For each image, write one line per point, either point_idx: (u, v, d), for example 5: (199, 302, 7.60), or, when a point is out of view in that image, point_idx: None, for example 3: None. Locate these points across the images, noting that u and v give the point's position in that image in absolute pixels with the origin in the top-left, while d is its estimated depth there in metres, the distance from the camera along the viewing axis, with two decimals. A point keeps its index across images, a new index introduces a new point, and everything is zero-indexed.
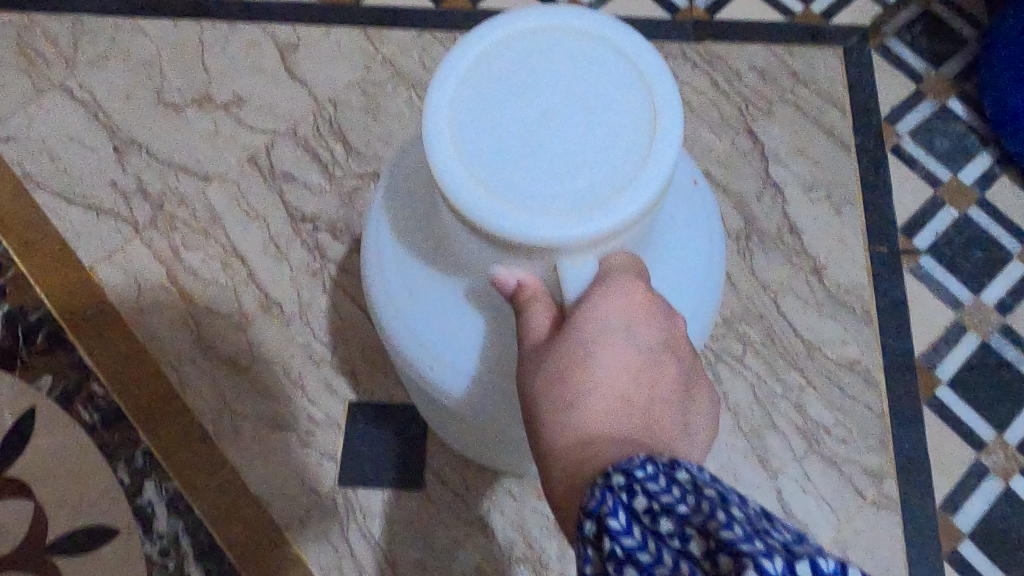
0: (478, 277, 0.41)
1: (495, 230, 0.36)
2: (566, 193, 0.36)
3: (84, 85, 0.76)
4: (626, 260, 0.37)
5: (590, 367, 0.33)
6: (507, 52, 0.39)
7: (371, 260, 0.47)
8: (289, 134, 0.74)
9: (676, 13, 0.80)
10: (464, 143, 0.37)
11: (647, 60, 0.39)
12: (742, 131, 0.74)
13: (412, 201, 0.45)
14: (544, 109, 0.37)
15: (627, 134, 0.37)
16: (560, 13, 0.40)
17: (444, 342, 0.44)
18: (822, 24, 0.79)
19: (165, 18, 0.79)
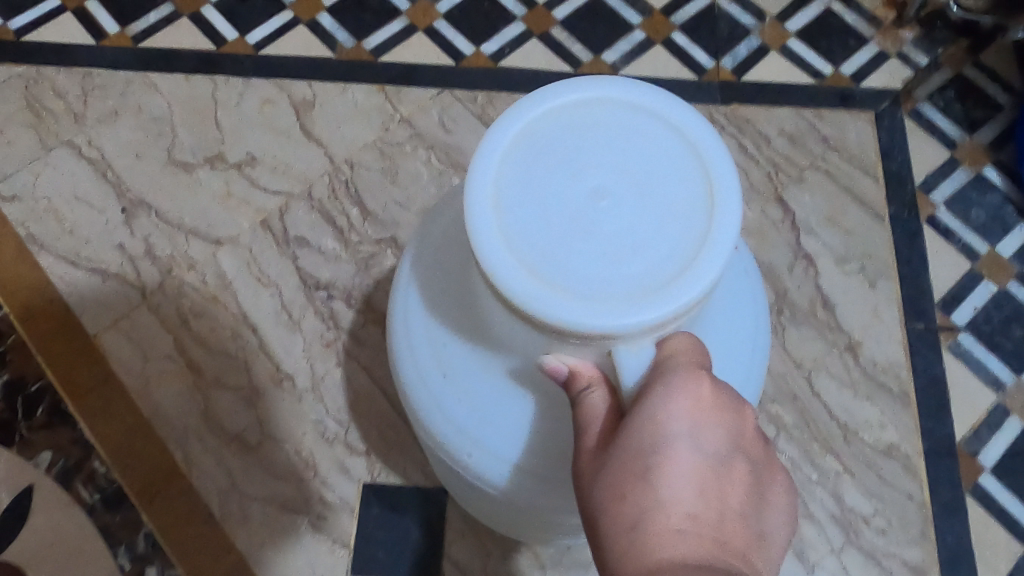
0: (523, 359, 0.39)
1: (551, 321, 0.34)
2: (621, 278, 0.34)
3: (93, 143, 0.74)
4: (685, 343, 0.35)
5: (653, 480, 0.30)
6: (552, 128, 0.37)
7: (400, 337, 0.45)
8: (304, 197, 0.72)
9: (702, 74, 0.78)
10: (510, 225, 0.35)
11: (696, 131, 0.37)
12: (771, 199, 0.72)
13: (445, 275, 0.42)
14: (596, 188, 0.35)
15: (683, 212, 0.35)
16: (606, 86, 0.38)
17: (484, 427, 0.42)
18: (852, 87, 0.77)
19: (178, 73, 0.77)
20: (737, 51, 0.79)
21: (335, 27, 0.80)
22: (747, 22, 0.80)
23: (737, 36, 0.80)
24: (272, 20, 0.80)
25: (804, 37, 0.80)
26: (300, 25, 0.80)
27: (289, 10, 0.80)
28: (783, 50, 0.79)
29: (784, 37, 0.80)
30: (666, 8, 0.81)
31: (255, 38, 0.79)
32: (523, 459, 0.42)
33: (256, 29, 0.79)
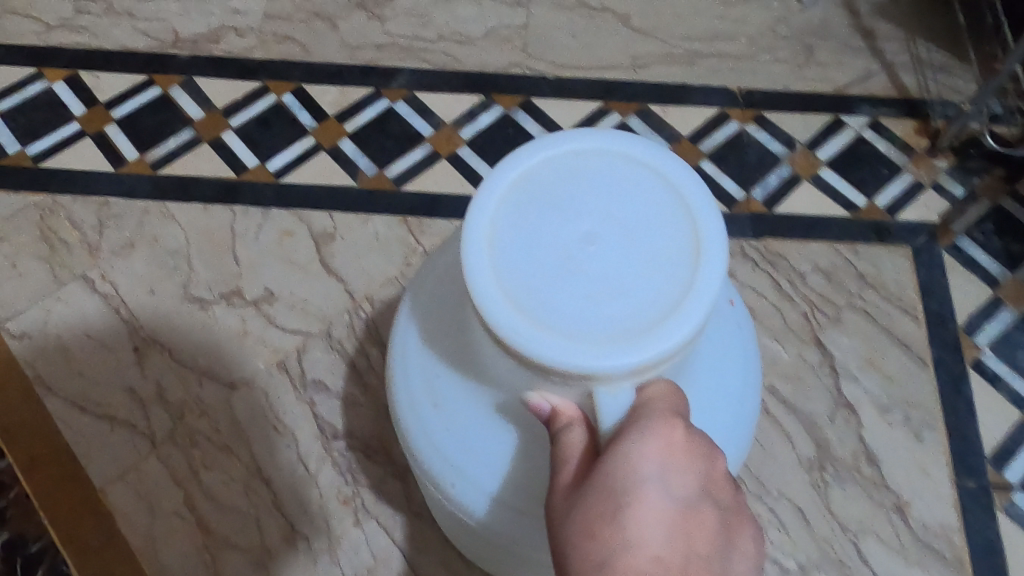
0: (510, 395, 0.40)
1: (535, 357, 0.35)
2: (606, 321, 0.35)
3: (107, 276, 0.72)
4: (664, 389, 0.35)
5: (622, 523, 0.29)
6: (549, 175, 0.38)
7: (396, 367, 0.46)
8: (322, 336, 0.69)
9: (733, 205, 0.76)
10: (504, 264, 0.36)
11: (687, 184, 0.38)
12: (809, 342, 0.69)
13: (441, 311, 0.44)
14: (584, 235, 0.37)
15: (668, 262, 0.36)
16: (606, 138, 0.40)
17: (467, 458, 0.42)
18: (887, 219, 0.75)
19: (196, 202, 0.75)
20: (767, 181, 0.77)
21: (357, 155, 0.78)
22: (777, 150, 0.79)
23: (766, 165, 0.78)
24: (293, 147, 0.79)
25: (835, 166, 0.78)
26: (322, 151, 0.78)
27: (311, 136, 0.79)
28: (814, 179, 0.77)
29: (815, 166, 0.78)
30: (693, 135, 0.80)
31: (275, 165, 0.78)
32: (504, 493, 0.43)
33: (276, 156, 0.78)
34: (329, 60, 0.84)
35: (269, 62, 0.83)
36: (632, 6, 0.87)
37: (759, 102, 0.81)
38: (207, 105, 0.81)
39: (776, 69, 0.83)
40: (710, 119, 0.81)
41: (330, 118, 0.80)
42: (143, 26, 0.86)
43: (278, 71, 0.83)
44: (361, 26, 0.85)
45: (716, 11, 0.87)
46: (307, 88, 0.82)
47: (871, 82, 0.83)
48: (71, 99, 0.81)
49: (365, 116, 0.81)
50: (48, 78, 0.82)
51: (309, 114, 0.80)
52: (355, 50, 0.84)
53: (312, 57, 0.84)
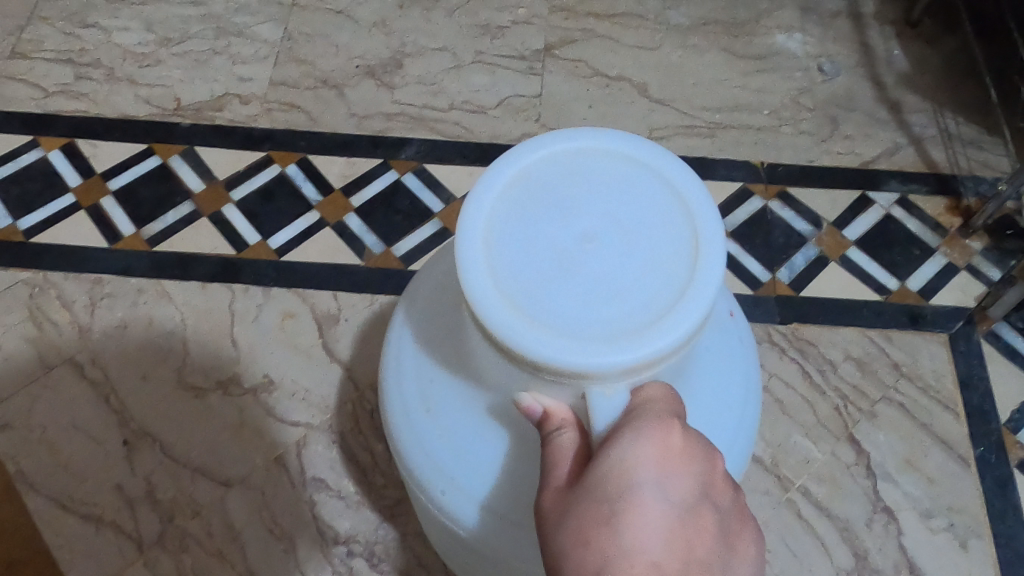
0: (500, 395, 0.38)
1: (527, 355, 0.32)
2: (603, 319, 0.33)
3: (97, 361, 0.68)
4: (660, 393, 0.33)
5: (618, 528, 0.29)
6: (547, 171, 0.37)
7: (393, 372, 0.45)
8: (325, 429, 0.65)
9: (758, 287, 0.72)
10: (497, 260, 0.34)
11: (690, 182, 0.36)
12: (842, 438, 0.65)
13: (437, 313, 0.42)
14: (581, 231, 0.35)
15: (668, 260, 0.34)
16: (608, 135, 0.38)
17: (456, 462, 0.41)
18: (921, 304, 0.72)
19: (194, 281, 0.72)
20: (793, 261, 0.74)
21: (364, 230, 0.75)
22: (802, 228, 0.75)
23: (792, 244, 0.74)
24: (297, 222, 0.75)
25: (864, 245, 0.75)
26: (327, 227, 0.75)
27: (316, 210, 0.76)
28: (842, 260, 0.74)
29: (844, 246, 0.75)
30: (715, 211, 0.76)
31: (278, 241, 0.74)
32: (494, 503, 0.41)
33: (279, 232, 0.75)
34: (336, 129, 0.81)
35: (274, 131, 0.81)
36: (649, 76, 0.85)
37: (783, 177, 0.78)
38: (208, 176, 0.78)
39: (799, 142, 0.80)
40: (732, 195, 0.77)
41: (337, 191, 0.77)
42: (145, 92, 0.83)
43: (282, 141, 0.80)
44: (371, 95, 0.83)
45: (736, 81, 0.84)
46: (313, 158, 0.79)
47: (898, 156, 0.80)
48: (67, 169, 0.78)
49: (373, 189, 0.77)
50: (43, 146, 0.79)
51: (314, 187, 0.77)
52: (364, 119, 0.81)
53: (318, 126, 0.81)
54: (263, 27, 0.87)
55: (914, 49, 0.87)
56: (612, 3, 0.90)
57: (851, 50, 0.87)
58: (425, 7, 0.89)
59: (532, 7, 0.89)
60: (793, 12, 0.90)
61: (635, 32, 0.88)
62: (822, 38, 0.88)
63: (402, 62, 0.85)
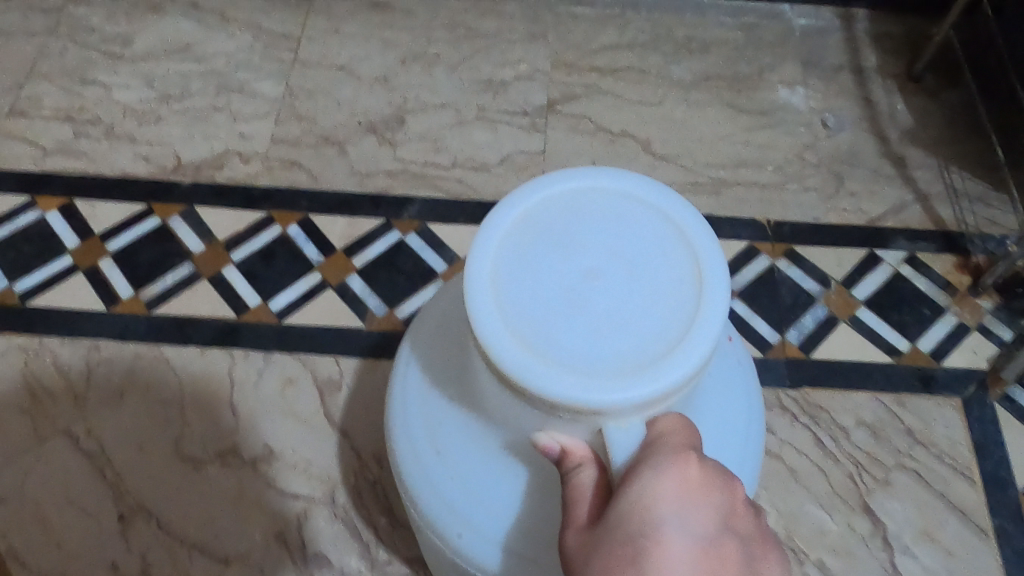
0: (513, 431, 0.38)
1: (546, 394, 0.33)
2: (615, 354, 0.34)
3: (93, 431, 0.66)
4: (675, 423, 0.34)
5: (642, 567, 0.28)
6: (547, 215, 0.38)
7: (397, 413, 0.44)
8: (326, 501, 0.63)
9: (767, 349, 0.71)
10: (506, 302, 0.35)
11: (685, 218, 0.38)
12: (857, 508, 0.63)
13: (445, 351, 0.42)
14: (585, 271, 0.36)
15: (672, 293, 0.36)
16: (600, 178, 0.40)
17: (470, 501, 0.40)
18: (933, 366, 0.70)
19: (193, 346, 0.70)
20: (802, 322, 0.72)
21: (366, 292, 0.74)
22: (811, 288, 0.74)
23: (801, 305, 0.73)
24: (298, 283, 0.74)
25: (873, 305, 0.74)
26: (329, 288, 0.74)
27: (317, 271, 0.75)
28: (852, 321, 0.73)
29: (853, 306, 0.74)
30: None
31: (279, 304, 0.73)
32: (512, 542, 0.40)
33: (280, 294, 0.74)
34: (338, 188, 0.80)
35: (274, 190, 0.80)
36: (653, 132, 0.84)
37: (790, 236, 0.77)
38: (208, 237, 0.77)
39: (805, 199, 0.80)
40: (739, 254, 0.76)
41: (338, 251, 0.76)
42: (145, 151, 0.82)
43: (283, 200, 0.79)
44: (372, 153, 0.82)
45: (740, 137, 0.84)
46: (314, 218, 0.78)
47: (905, 213, 0.79)
48: (64, 230, 0.77)
49: (375, 249, 0.76)
50: (41, 207, 0.78)
51: (316, 247, 0.76)
52: (366, 177, 0.81)
53: (320, 184, 0.80)
54: (265, 84, 0.87)
55: (917, 103, 0.87)
56: (614, 59, 0.90)
57: (854, 104, 0.87)
58: (426, 62, 0.89)
59: (534, 63, 0.89)
60: (794, 66, 0.90)
61: (637, 87, 0.88)
62: (824, 92, 0.88)
63: (404, 118, 0.85)
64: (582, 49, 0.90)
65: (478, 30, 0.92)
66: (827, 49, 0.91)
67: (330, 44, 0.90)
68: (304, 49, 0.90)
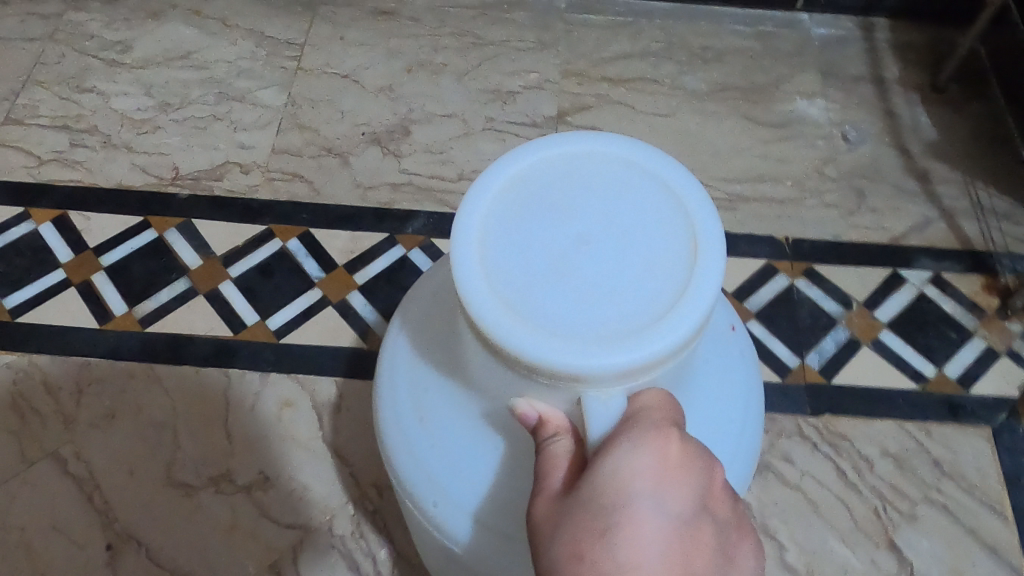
0: (496, 402, 0.37)
1: (525, 357, 0.32)
2: (600, 319, 0.33)
3: (82, 454, 0.63)
4: (658, 399, 0.33)
5: (611, 544, 0.28)
6: (541, 178, 0.37)
7: (385, 378, 0.44)
8: (324, 531, 0.61)
9: (786, 373, 0.68)
10: (492, 262, 0.35)
11: (683, 187, 0.37)
12: (881, 544, 0.60)
13: (434, 322, 0.42)
14: (575, 235, 0.35)
15: (664, 260, 0.34)
16: (600, 144, 0.38)
17: (449, 472, 0.40)
18: (960, 393, 0.67)
19: (187, 366, 0.68)
20: (822, 345, 0.69)
21: (367, 310, 0.71)
22: (831, 309, 0.71)
23: (821, 327, 0.70)
24: (297, 300, 0.71)
25: (897, 328, 0.70)
26: (329, 306, 0.71)
27: (317, 288, 0.72)
28: (874, 344, 0.70)
29: (876, 329, 0.70)
30: (739, 289, 0.72)
31: (277, 322, 0.70)
32: (486, 514, 0.39)
33: (278, 311, 0.71)
34: (340, 201, 0.77)
35: (274, 202, 0.77)
36: (666, 144, 0.81)
37: (809, 254, 0.74)
38: (204, 251, 0.74)
39: (825, 215, 0.77)
40: (756, 272, 0.73)
41: (339, 267, 0.73)
42: (142, 161, 0.80)
43: (283, 213, 0.76)
44: (376, 165, 0.80)
45: (757, 150, 0.81)
46: (315, 232, 0.75)
47: (929, 231, 0.76)
48: (57, 243, 0.75)
49: (378, 265, 0.73)
50: (34, 218, 0.76)
51: (316, 263, 0.73)
52: (369, 190, 0.78)
53: (321, 197, 0.77)
54: (267, 92, 0.85)
55: (941, 115, 0.84)
56: (626, 68, 0.87)
57: (875, 117, 0.84)
58: (433, 71, 0.87)
59: (544, 72, 0.87)
60: (813, 77, 0.87)
61: (650, 97, 0.85)
62: (845, 103, 0.85)
63: (409, 128, 0.82)
64: (593, 58, 0.88)
65: (486, 38, 0.89)
66: (847, 59, 0.88)
67: (333, 52, 0.88)
68: (307, 56, 0.87)
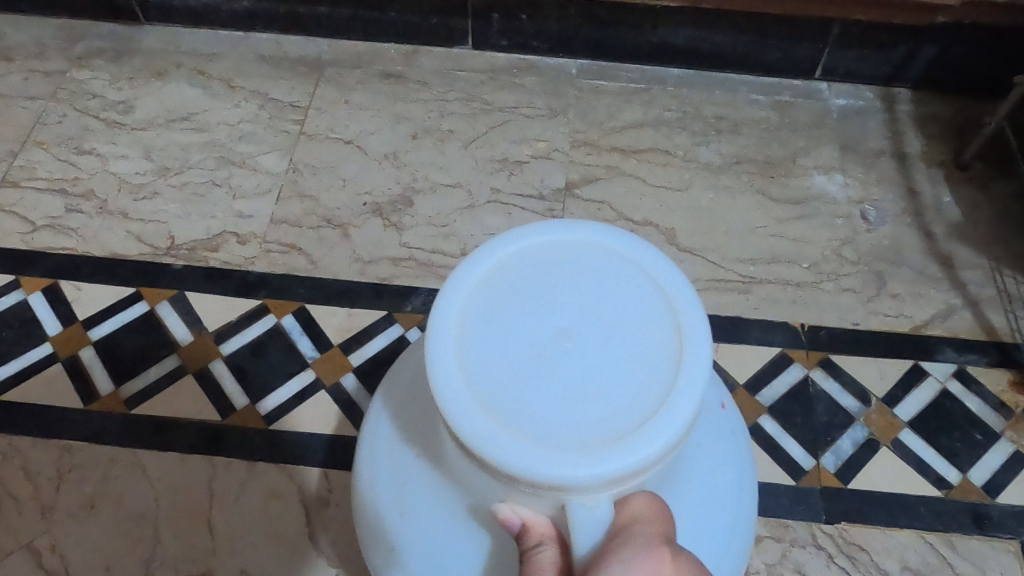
0: (476, 500, 0.35)
1: (504, 466, 0.31)
2: (582, 424, 0.31)
3: (57, 547, 0.61)
4: (647, 507, 0.31)
5: None
6: (522, 267, 0.36)
7: (366, 459, 0.42)
8: None
9: (801, 476, 0.64)
10: (469, 360, 0.33)
11: (667, 278, 0.35)
12: None
13: (414, 404, 0.40)
14: (556, 330, 0.33)
15: (648, 358, 0.33)
16: (582, 231, 0.37)
17: (430, 567, 0.38)
18: (986, 502, 0.64)
19: (172, 452, 0.65)
20: (839, 446, 0.66)
21: (361, 394, 0.68)
22: (849, 405, 0.67)
23: (838, 425, 0.67)
24: (289, 382, 0.69)
25: (919, 427, 0.67)
26: (322, 389, 0.68)
27: (310, 370, 0.69)
28: (895, 445, 0.66)
29: (896, 428, 0.67)
30: (752, 381, 0.68)
31: (268, 406, 0.68)
32: None
33: (269, 394, 0.68)
34: (338, 275, 0.75)
35: (270, 275, 0.75)
36: (678, 221, 0.78)
37: (826, 343, 0.71)
38: (196, 326, 0.72)
39: (842, 301, 0.73)
40: (770, 362, 0.69)
41: (334, 347, 0.70)
42: (137, 228, 0.78)
43: (279, 287, 0.74)
44: (377, 237, 0.77)
45: (772, 229, 0.78)
46: (311, 309, 0.73)
47: (953, 320, 0.72)
48: (46, 314, 0.72)
49: (374, 346, 0.70)
50: (24, 287, 0.74)
51: (311, 342, 0.71)
52: (368, 264, 0.75)
53: (319, 271, 0.75)
54: (268, 157, 0.83)
55: (966, 195, 0.80)
56: (637, 138, 0.84)
57: (896, 195, 0.81)
58: (439, 138, 0.84)
59: (553, 140, 0.84)
60: (832, 150, 0.84)
61: (661, 170, 0.82)
62: (864, 180, 0.82)
63: (412, 199, 0.80)
64: (604, 127, 0.85)
65: (494, 104, 0.87)
66: (867, 132, 0.85)
67: (338, 116, 0.86)
68: (311, 120, 0.85)
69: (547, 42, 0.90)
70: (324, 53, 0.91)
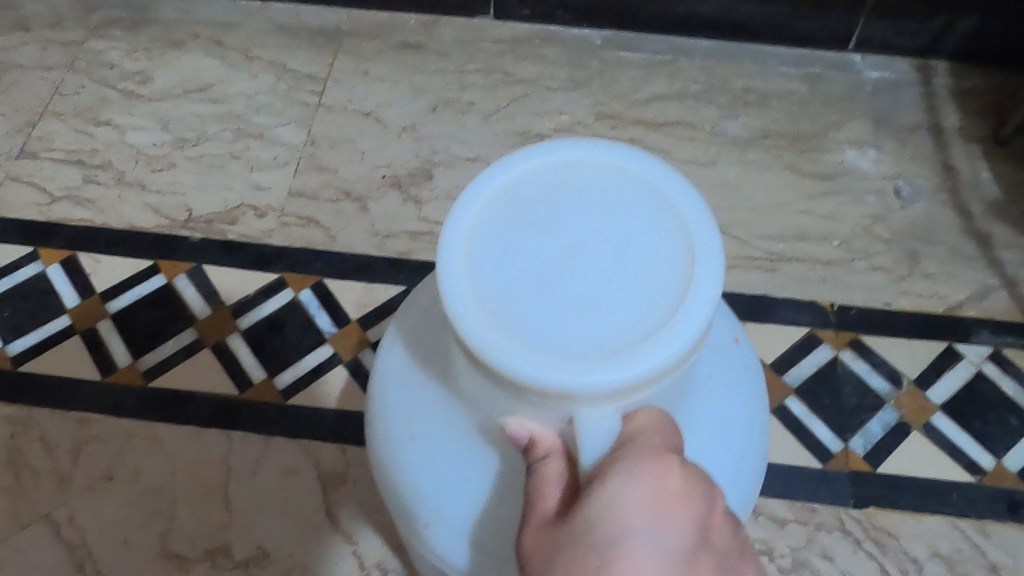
0: (484, 419, 0.34)
1: (511, 374, 0.30)
2: (590, 334, 0.30)
3: (75, 519, 0.61)
4: (654, 421, 0.30)
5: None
6: (533, 184, 0.34)
7: (377, 384, 0.41)
8: None
9: (828, 459, 0.62)
10: (478, 273, 0.32)
11: (681, 197, 0.34)
12: None
13: (426, 329, 0.39)
14: (565, 244, 0.32)
15: (658, 273, 0.31)
16: (595, 149, 0.35)
17: (437, 491, 0.37)
18: (1020, 488, 0.62)
19: (188, 425, 0.65)
20: (868, 429, 0.64)
21: None
22: (879, 387, 0.66)
23: (867, 407, 0.65)
24: (306, 357, 0.68)
25: (953, 411, 0.65)
26: (340, 364, 0.67)
27: (328, 345, 0.68)
28: (926, 429, 0.64)
29: (927, 411, 0.65)
30: (778, 361, 0.67)
31: (285, 380, 0.67)
32: (479, 537, 0.37)
33: (286, 369, 0.67)
34: (356, 249, 0.73)
35: (288, 249, 0.74)
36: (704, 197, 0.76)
37: (856, 323, 0.69)
38: (213, 299, 0.71)
39: (873, 280, 0.71)
40: (798, 342, 0.67)
41: (352, 322, 0.69)
42: (155, 200, 0.77)
43: (297, 261, 0.73)
44: (395, 210, 0.76)
45: (801, 205, 0.76)
46: (329, 283, 0.72)
47: (989, 300, 0.70)
48: (64, 286, 0.72)
49: None
50: (43, 259, 0.73)
51: (329, 317, 0.70)
52: (386, 238, 0.74)
53: (337, 245, 0.74)
54: (285, 129, 0.81)
55: (1004, 171, 0.78)
56: (663, 110, 0.82)
57: (931, 170, 0.78)
58: (459, 110, 0.83)
59: (576, 114, 0.82)
60: (864, 125, 0.81)
61: (687, 144, 0.80)
62: (898, 156, 0.79)
63: (431, 172, 0.78)
64: (628, 99, 0.83)
65: (516, 75, 0.85)
66: (901, 105, 0.82)
67: (356, 88, 0.84)
68: (329, 92, 0.84)
69: (570, 12, 0.88)
70: (342, 23, 0.90)
